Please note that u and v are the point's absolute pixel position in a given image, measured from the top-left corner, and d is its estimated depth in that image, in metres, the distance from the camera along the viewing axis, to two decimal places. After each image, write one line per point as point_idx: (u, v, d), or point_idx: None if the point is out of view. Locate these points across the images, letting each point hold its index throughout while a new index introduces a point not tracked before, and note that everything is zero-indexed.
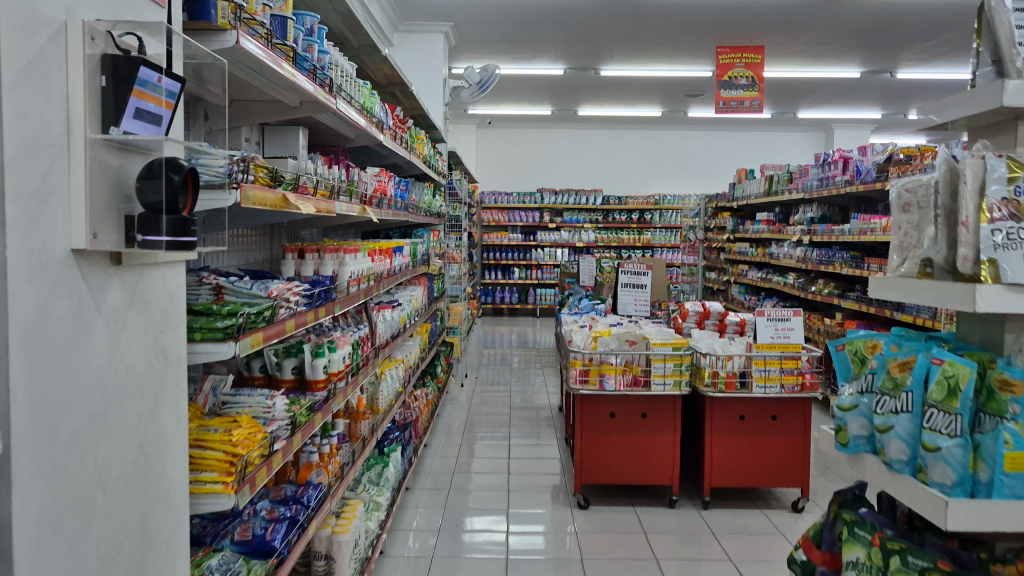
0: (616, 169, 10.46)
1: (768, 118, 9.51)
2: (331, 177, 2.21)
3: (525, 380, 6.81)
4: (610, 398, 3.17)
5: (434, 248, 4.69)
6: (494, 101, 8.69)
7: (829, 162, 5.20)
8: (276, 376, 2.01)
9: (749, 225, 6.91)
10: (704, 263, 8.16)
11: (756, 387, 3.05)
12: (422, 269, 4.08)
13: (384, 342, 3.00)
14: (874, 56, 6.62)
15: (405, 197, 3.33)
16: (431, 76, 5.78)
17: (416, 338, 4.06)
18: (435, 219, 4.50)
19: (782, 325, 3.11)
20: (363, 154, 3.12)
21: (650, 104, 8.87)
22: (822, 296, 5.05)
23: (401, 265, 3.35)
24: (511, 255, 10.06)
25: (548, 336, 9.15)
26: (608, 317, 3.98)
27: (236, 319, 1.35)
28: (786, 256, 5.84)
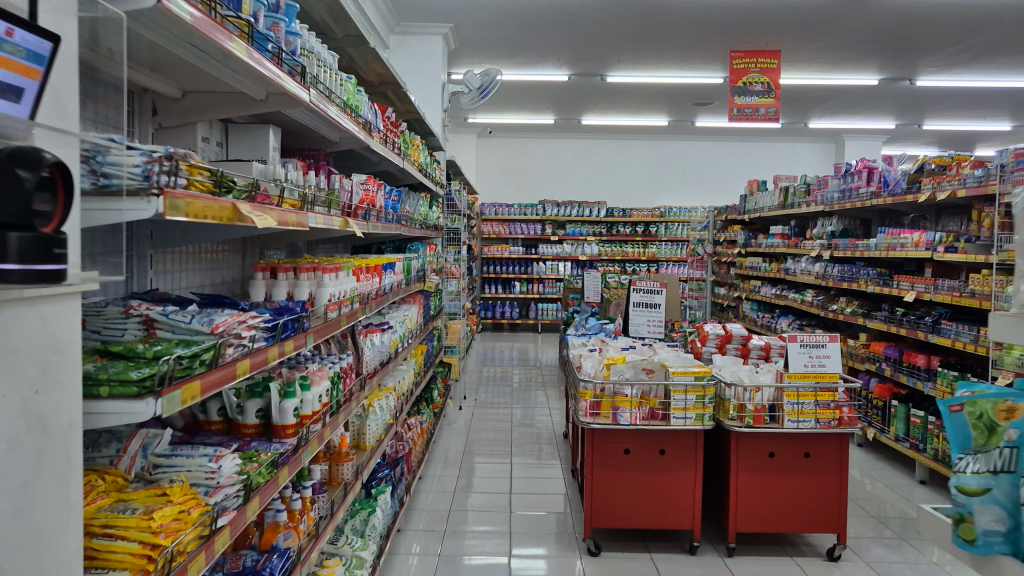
0: (620, 181, 10.17)
1: (778, 128, 9.24)
2: (307, 183, 1.89)
3: (527, 399, 6.50)
4: (624, 433, 2.84)
5: (431, 263, 4.40)
6: (496, 109, 8.40)
7: (851, 172, 4.90)
8: (238, 421, 1.69)
9: (762, 239, 6.61)
10: (712, 278, 7.87)
11: (787, 422, 2.73)
12: (417, 287, 3.77)
13: (373, 371, 2.68)
14: (893, 63, 6.33)
15: (399, 208, 3.03)
16: (429, 81, 5.48)
17: (410, 360, 3.75)
18: (431, 232, 4.19)
19: (817, 352, 2.78)
20: (350, 160, 2.82)
21: (656, 114, 8.60)
22: (845, 315, 4.75)
23: (393, 284, 3.04)
24: (512, 269, 9.76)
25: (550, 353, 8.84)
26: (620, 340, 3.67)
27: (158, 368, 1.03)
28: (803, 272, 5.53)
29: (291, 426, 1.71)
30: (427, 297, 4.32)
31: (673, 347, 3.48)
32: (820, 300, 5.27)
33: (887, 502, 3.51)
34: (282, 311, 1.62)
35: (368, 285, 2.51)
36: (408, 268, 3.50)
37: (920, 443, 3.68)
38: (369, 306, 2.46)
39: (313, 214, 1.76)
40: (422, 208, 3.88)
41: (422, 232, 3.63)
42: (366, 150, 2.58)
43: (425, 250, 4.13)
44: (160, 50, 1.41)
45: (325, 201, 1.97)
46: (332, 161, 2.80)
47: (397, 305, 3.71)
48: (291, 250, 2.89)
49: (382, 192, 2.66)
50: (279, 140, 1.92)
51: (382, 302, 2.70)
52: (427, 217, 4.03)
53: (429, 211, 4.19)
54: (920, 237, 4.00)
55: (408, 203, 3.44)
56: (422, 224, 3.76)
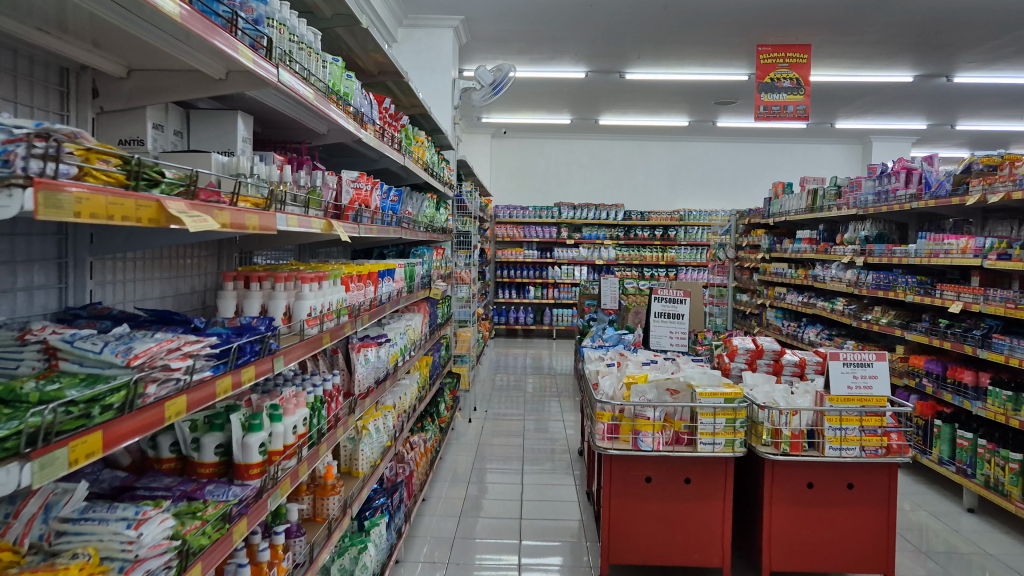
0: (638, 182, 9.87)
1: (802, 129, 8.93)
2: (282, 179, 1.63)
3: (541, 409, 6.21)
4: (645, 459, 2.57)
5: (438, 268, 4.14)
6: (510, 108, 8.16)
7: (888, 174, 4.61)
8: (193, 459, 1.43)
9: (789, 244, 6.30)
10: (735, 283, 7.57)
11: (829, 449, 2.45)
12: (421, 294, 3.50)
13: (368, 390, 2.41)
14: (928, 59, 6.03)
15: (398, 209, 2.78)
16: (438, 76, 5.21)
17: (414, 373, 3.48)
18: (438, 235, 3.93)
19: (862, 371, 2.51)
20: (345, 155, 2.57)
21: (676, 113, 8.34)
22: (881, 326, 4.47)
23: (391, 292, 2.78)
24: (526, 273, 9.49)
25: (566, 360, 8.56)
26: (640, 353, 3.39)
27: (33, 419, 0.76)
28: (834, 279, 5.23)
29: (256, 466, 1.44)
30: (433, 306, 4.06)
31: (696, 362, 3.20)
32: (852, 309, 4.98)
33: (932, 533, 3.21)
34: (243, 330, 1.37)
35: (359, 295, 2.25)
36: (410, 273, 3.24)
37: (969, 467, 3.44)
38: (362, 318, 2.20)
39: (285, 216, 1.50)
40: (428, 211, 3.62)
41: (427, 236, 3.37)
42: (358, 144, 2.32)
43: (430, 254, 3.87)
44: (90, 18, 1.16)
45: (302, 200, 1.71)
46: (324, 156, 2.55)
47: (400, 314, 3.45)
48: (275, 255, 2.63)
49: (377, 192, 2.40)
50: (250, 130, 1.67)
51: (378, 313, 2.45)
52: (432, 219, 3.76)
53: (435, 213, 3.93)
54: (968, 243, 3.69)
55: (410, 204, 3.18)
56: (426, 226, 3.51)
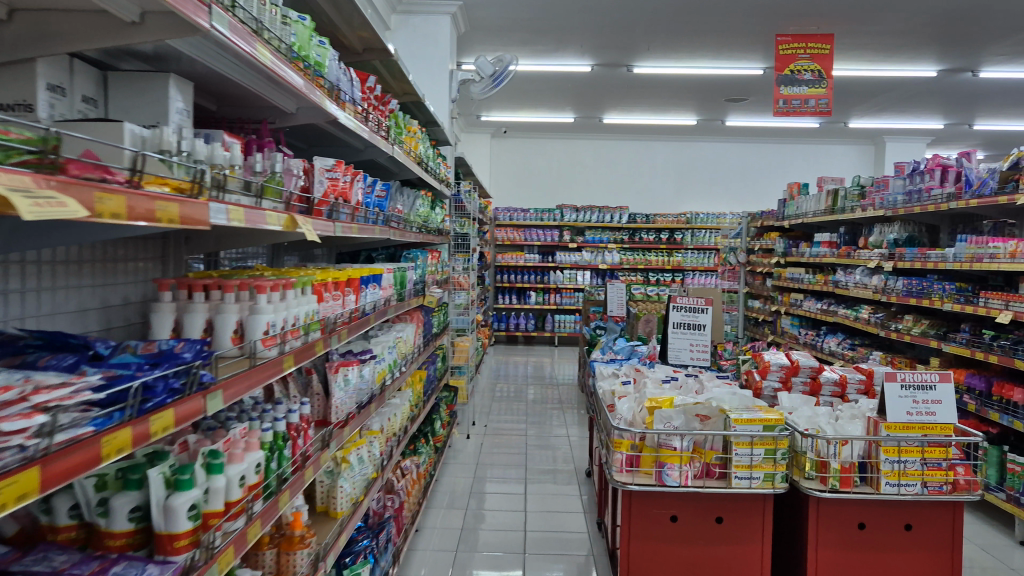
0: (643, 184, 9.52)
1: (815, 128, 8.60)
2: (226, 162, 1.28)
3: (544, 421, 5.87)
4: (671, 495, 2.22)
5: (434, 273, 3.80)
6: (512, 105, 7.84)
7: (920, 171, 4.27)
8: (100, 528, 1.08)
9: (807, 248, 5.96)
10: (745, 289, 7.24)
11: (885, 486, 2.10)
12: (414, 302, 3.15)
13: (348, 417, 2.06)
14: (954, 52, 5.70)
15: (385, 207, 2.43)
16: (434, 66, 4.86)
17: (406, 390, 3.14)
18: (433, 236, 3.58)
19: (924, 396, 2.14)
20: (322, 142, 2.23)
21: (684, 112, 8.03)
22: (913, 336, 4.14)
23: (378, 302, 2.43)
24: (527, 278, 9.15)
25: (568, 368, 8.22)
26: (658, 369, 3.05)
27: None
28: (858, 285, 4.89)
29: (184, 536, 1.09)
30: (428, 316, 3.71)
31: (721, 379, 2.86)
32: (879, 317, 4.64)
33: (982, 569, 2.86)
34: (160, 360, 1.02)
35: (336, 306, 1.90)
36: (400, 280, 2.89)
37: (1022, 496, 3.09)
38: (341, 333, 1.85)
39: (226, 206, 1.15)
40: (421, 209, 3.28)
41: (420, 239, 3.02)
42: (335, 128, 1.98)
43: (424, 257, 3.53)
44: None
45: (252, 189, 1.35)
46: (297, 143, 2.21)
47: (391, 325, 3.11)
48: (242, 257, 2.29)
49: (359, 185, 2.06)
50: (188, 100, 1.33)
51: (362, 327, 2.10)
52: (426, 220, 3.43)
53: (430, 216, 3.59)
54: (1018, 247, 3.34)
55: (402, 203, 2.84)
56: (418, 227, 3.16)
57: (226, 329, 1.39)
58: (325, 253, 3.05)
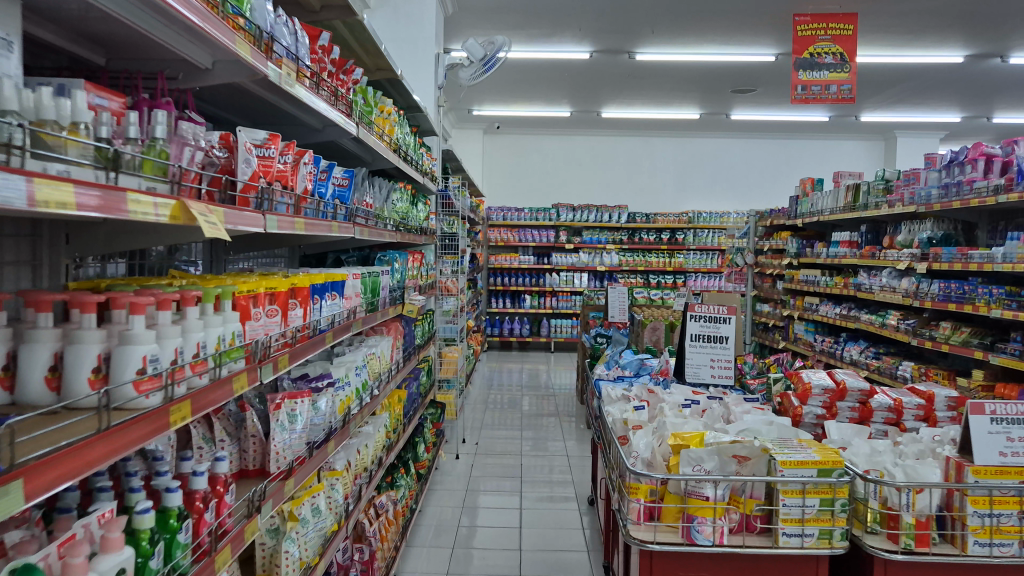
0: (643, 182, 9.09)
1: (823, 122, 8.19)
2: (58, 115, 0.84)
3: (540, 431, 5.45)
4: (700, 557, 1.76)
5: (416, 277, 3.38)
6: (506, 97, 7.44)
7: (959, 162, 3.87)
8: None
9: (824, 248, 5.53)
10: (754, 292, 6.83)
11: (974, 546, 1.66)
12: (390, 312, 2.71)
13: (298, 463, 1.61)
14: (983, 36, 5.28)
15: (347, 200, 1.99)
16: (419, 50, 4.44)
17: (380, 414, 2.70)
18: (414, 236, 3.15)
19: (1019, 432, 1.73)
20: (259, 111, 1.79)
21: (686, 104, 7.62)
22: (953, 345, 3.72)
23: (341, 316, 1.99)
24: (522, 281, 8.74)
25: (566, 375, 7.81)
26: (675, 389, 2.61)
27: None
28: (884, 290, 4.48)
29: None
30: (408, 328, 3.27)
31: (749, 403, 2.42)
32: (910, 324, 4.22)
33: None
34: None
35: (274, 325, 1.46)
36: (371, 285, 2.46)
37: None
38: (281, 363, 1.41)
39: (32, 178, 0.70)
40: (398, 204, 2.84)
41: (395, 238, 2.59)
42: (274, 93, 1.56)
43: (404, 259, 3.09)
44: None
45: (107, 159, 0.90)
46: (227, 112, 1.78)
47: (363, 340, 2.66)
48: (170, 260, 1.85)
49: (306, 170, 1.62)
50: (11, 30, 0.88)
51: (313, 350, 1.66)
52: (405, 218, 2.99)
53: (410, 215, 3.14)
54: None
55: (373, 198, 2.40)
56: (394, 223, 2.72)
57: (80, 368, 0.93)
58: (285, 257, 2.62)
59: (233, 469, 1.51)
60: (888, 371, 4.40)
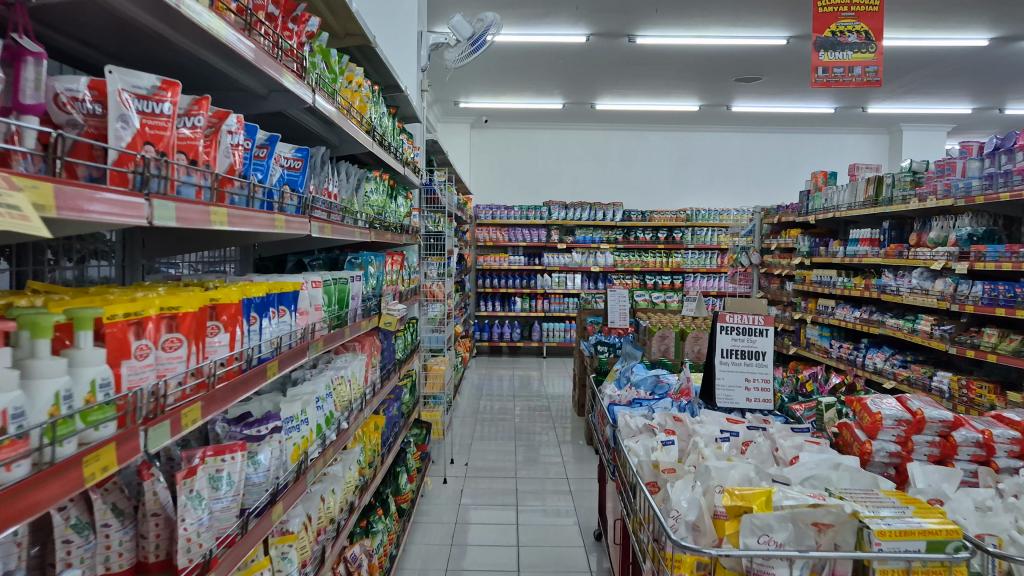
0: (639, 178, 8.68)
1: (828, 114, 7.81)
2: None
3: (534, 446, 5.02)
4: None
5: (396, 283, 2.93)
6: (494, 86, 7.04)
7: (1004, 149, 3.47)
8: None
9: (841, 247, 5.12)
10: (761, 293, 6.43)
11: None
12: (364, 327, 2.26)
13: (223, 548, 1.17)
14: (1011, 18, 4.89)
15: (298, 189, 1.55)
16: (399, 26, 3.88)
17: (352, 448, 2.26)
18: (394, 234, 2.71)
19: None
20: (166, 55, 1.36)
21: (685, 94, 7.23)
22: (999, 354, 3.32)
23: (295, 338, 1.54)
24: (512, 282, 8.31)
25: (559, 382, 7.38)
26: (705, 417, 2.18)
27: None
28: (913, 292, 4.08)
29: None
30: (386, 342, 2.82)
31: (801, 435, 1.99)
32: (946, 330, 3.81)
33: None
34: None
35: (178, 362, 1.01)
36: (339, 294, 2.01)
37: None
38: (184, 419, 0.97)
39: None
40: (372, 196, 2.40)
41: (367, 238, 2.15)
42: (165, 24, 1.13)
43: (382, 261, 2.66)
44: None
45: None
46: (122, 58, 1.35)
47: (329, 361, 2.22)
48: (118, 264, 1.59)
49: (234, 141, 1.17)
50: None
51: (246, 388, 1.22)
52: (381, 214, 2.55)
53: (388, 211, 2.71)
54: None
55: (339, 189, 1.97)
56: (366, 219, 2.28)
57: None
58: (237, 260, 2.19)
59: (126, 566, 1.07)
60: (918, 382, 3.99)
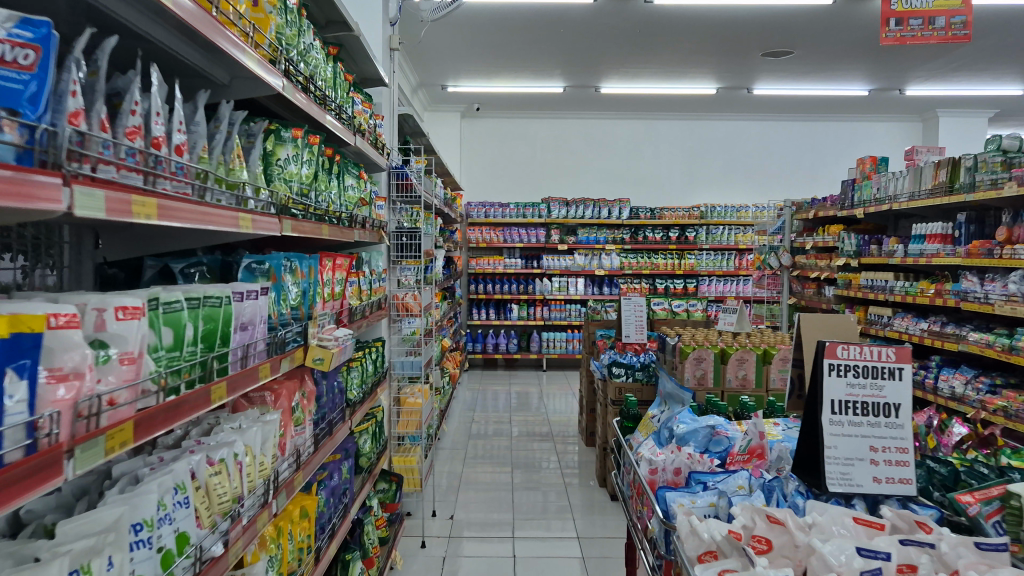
0: (647, 172, 7.88)
1: (858, 96, 7.01)
2: None
3: (534, 483, 4.19)
4: None
5: (343, 298, 2.10)
6: (485, 65, 6.26)
7: None
8: None
9: (900, 245, 4.31)
10: (792, 299, 5.62)
11: None
12: (270, 375, 1.42)
13: None
14: None
15: (27, 111, 0.71)
16: None
17: (254, 564, 1.41)
18: (336, 231, 1.88)
19: None
20: None
21: (701, 72, 6.41)
22: None
23: (28, 443, 0.70)
24: (507, 288, 7.48)
25: (561, 398, 6.56)
26: (814, 514, 1.35)
27: None
28: (1010, 301, 3.25)
29: None
30: (326, 385, 1.97)
31: (1008, 569, 1.13)
32: None
33: None
34: None
35: None
36: (205, 322, 1.17)
37: None
38: None
39: None
40: (288, 166, 1.56)
41: (264, 232, 1.32)
42: None
43: (314, 266, 1.81)
44: None
45: None
46: None
47: (206, 433, 1.37)
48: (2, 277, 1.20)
49: None
50: None
51: None
52: (309, 195, 1.70)
53: (324, 191, 1.86)
54: None
55: (198, 144, 1.14)
56: (273, 201, 1.44)
57: None
58: (67, 270, 1.37)
59: None
60: (1020, 416, 3.14)
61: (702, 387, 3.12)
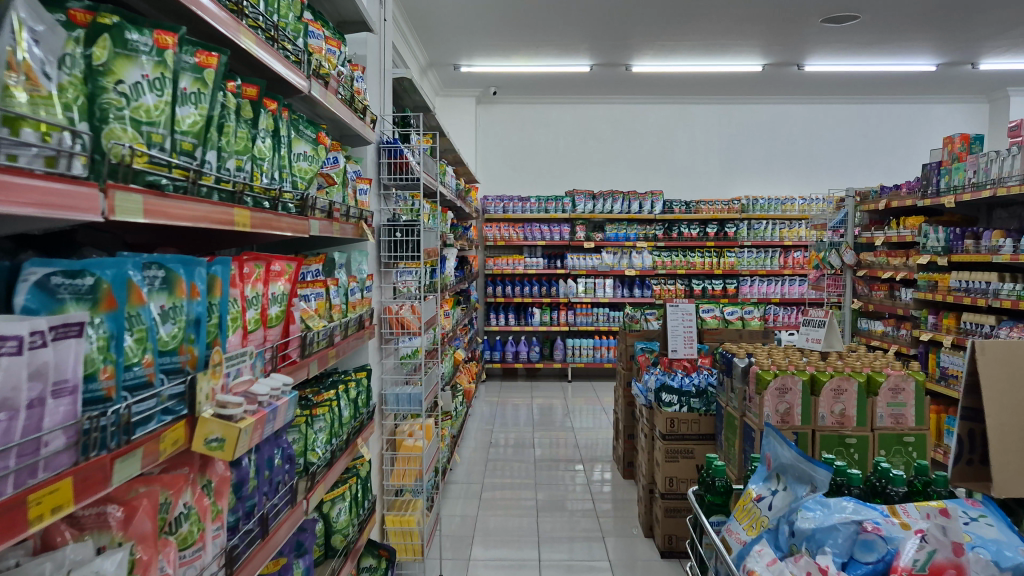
0: (681, 162, 7.15)
1: (923, 72, 6.25)
2: None
3: (564, 525, 3.48)
4: None
5: (287, 324, 1.40)
6: (504, 42, 5.55)
7: None
8: None
9: (1008, 239, 3.56)
10: (857, 303, 4.88)
11: None
12: (73, 499, 0.71)
13: None
14: None
15: None
16: None
17: None
18: (262, 215, 1.18)
19: None
20: None
21: (747, 46, 5.65)
22: None
23: None
24: (528, 290, 6.77)
25: (589, 412, 5.86)
26: None
27: None
28: None
29: None
30: (250, 460, 1.26)
31: None
32: None
33: None
34: None
35: None
36: None
37: None
38: None
39: None
40: (141, 97, 0.86)
41: (21, 208, 0.62)
42: None
43: (217, 277, 1.10)
44: None
45: None
46: None
47: None
48: None
49: None
50: None
51: None
52: (199, 155, 1.00)
53: (239, 154, 1.16)
54: None
55: None
56: (80, 143, 0.73)
57: None
58: None
59: None
60: None
61: (787, 426, 2.39)
